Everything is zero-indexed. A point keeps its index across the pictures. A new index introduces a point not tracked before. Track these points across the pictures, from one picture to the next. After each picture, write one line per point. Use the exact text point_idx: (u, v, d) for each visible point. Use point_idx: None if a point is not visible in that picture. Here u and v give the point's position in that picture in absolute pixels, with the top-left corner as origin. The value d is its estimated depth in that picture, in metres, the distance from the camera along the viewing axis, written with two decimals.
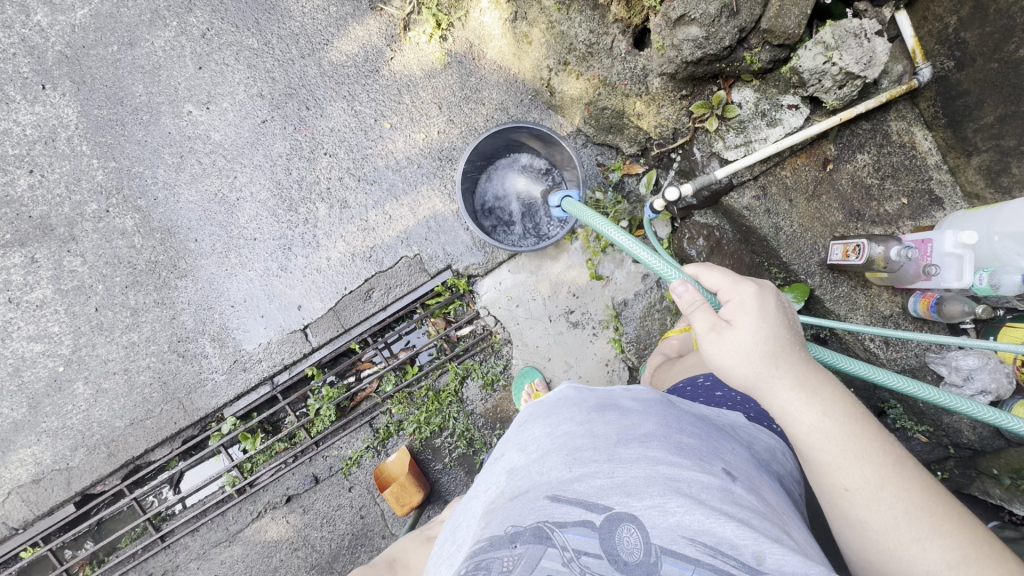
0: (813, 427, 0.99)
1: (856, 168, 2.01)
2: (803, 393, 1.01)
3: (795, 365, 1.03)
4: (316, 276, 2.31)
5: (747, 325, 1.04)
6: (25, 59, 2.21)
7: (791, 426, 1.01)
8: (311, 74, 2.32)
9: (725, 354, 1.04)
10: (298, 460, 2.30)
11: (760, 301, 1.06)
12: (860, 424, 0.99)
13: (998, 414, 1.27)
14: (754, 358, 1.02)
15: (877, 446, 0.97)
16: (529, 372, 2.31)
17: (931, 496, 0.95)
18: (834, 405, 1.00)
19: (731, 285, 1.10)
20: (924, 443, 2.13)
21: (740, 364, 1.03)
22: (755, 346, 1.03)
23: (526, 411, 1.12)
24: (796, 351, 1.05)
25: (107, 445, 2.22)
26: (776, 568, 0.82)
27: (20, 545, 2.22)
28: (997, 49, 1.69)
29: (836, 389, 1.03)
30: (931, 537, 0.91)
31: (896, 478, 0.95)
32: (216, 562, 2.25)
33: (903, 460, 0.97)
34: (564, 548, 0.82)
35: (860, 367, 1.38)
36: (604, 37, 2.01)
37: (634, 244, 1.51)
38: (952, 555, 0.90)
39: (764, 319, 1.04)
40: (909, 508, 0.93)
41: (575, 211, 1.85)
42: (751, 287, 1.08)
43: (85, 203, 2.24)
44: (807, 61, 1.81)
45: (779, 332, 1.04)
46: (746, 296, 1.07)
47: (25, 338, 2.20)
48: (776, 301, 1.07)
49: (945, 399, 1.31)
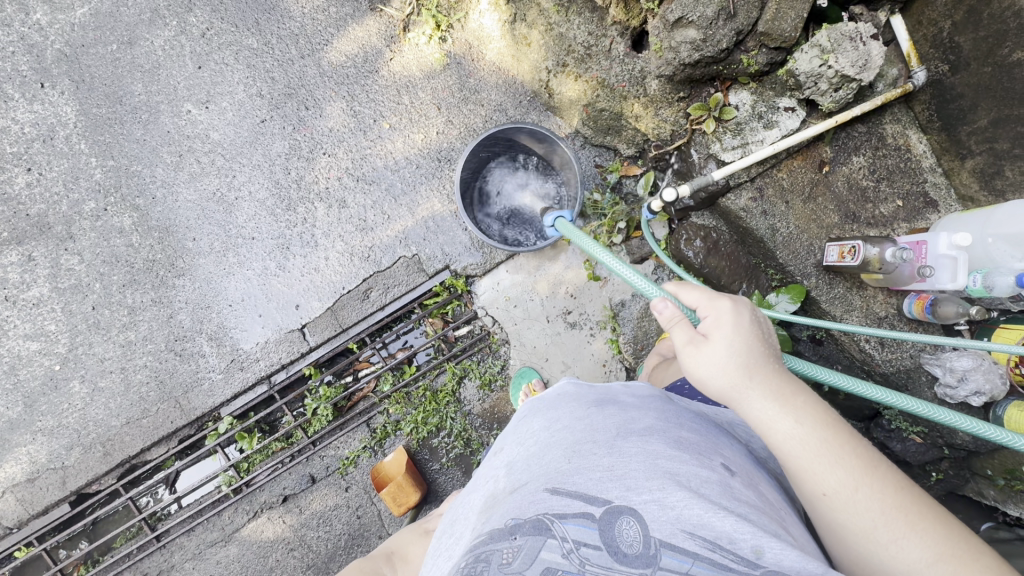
0: (789, 435, 0.99)
1: (852, 171, 2.03)
2: (778, 403, 1.01)
3: (770, 376, 1.04)
4: (315, 276, 2.31)
5: (720, 339, 1.06)
6: (24, 58, 2.21)
7: (768, 434, 1.02)
8: (310, 74, 2.32)
9: (700, 367, 1.07)
10: (295, 460, 2.29)
11: (734, 316, 1.08)
12: (833, 429, 1.00)
13: (974, 423, 1.28)
14: (727, 370, 1.04)
15: (851, 450, 0.98)
16: (527, 372, 2.30)
17: (908, 497, 0.95)
18: (806, 411, 1.01)
19: (707, 300, 1.12)
20: (919, 444, 2.07)
21: (714, 377, 1.05)
22: (731, 361, 1.04)
23: (526, 406, 1.15)
24: (771, 362, 1.06)
25: (103, 444, 2.21)
26: (775, 562, 0.81)
27: (14, 545, 2.21)
28: (991, 53, 1.71)
29: (810, 396, 1.04)
30: (909, 537, 0.92)
31: (869, 480, 0.95)
32: (211, 562, 2.24)
33: (877, 461, 0.98)
34: (563, 539, 0.83)
35: (840, 378, 1.37)
36: (603, 39, 2.03)
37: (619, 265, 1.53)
38: (929, 553, 0.90)
39: (738, 334, 1.06)
40: (885, 509, 0.93)
41: (569, 233, 1.87)
42: (726, 303, 1.09)
43: (83, 201, 2.24)
44: (803, 64, 1.82)
45: (752, 345, 1.06)
46: (721, 312, 1.09)
47: (21, 337, 2.19)
48: (751, 316, 1.09)
49: (924, 409, 1.32)
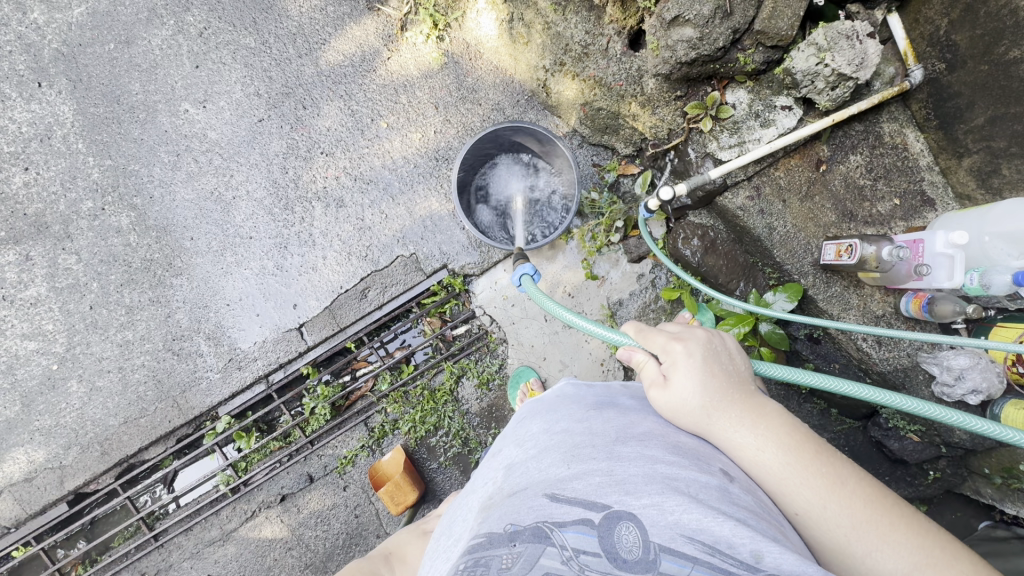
0: (754, 462, 1.01)
1: (849, 169, 2.03)
2: (742, 431, 1.04)
3: (731, 408, 1.06)
4: (313, 275, 2.31)
5: (677, 380, 1.10)
6: (21, 57, 2.21)
7: (737, 462, 1.04)
8: (307, 73, 2.32)
9: (664, 410, 1.11)
10: (292, 459, 2.29)
11: (688, 357, 1.11)
12: (796, 449, 1.01)
13: (964, 418, 1.26)
14: (686, 410, 1.08)
15: (817, 468, 0.98)
16: (524, 372, 2.30)
17: (880, 508, 0.95)
18: (769, 436, 1.03)
19: (663, 344, 1.16)
20: (916, 442, 2.06)
21: (677, 417, 1.09)
22: (688, 401, 1.08)
23: (526, 408, 1.18)
24: (731, 393, 1.08)
25: (101, 444, 2.21)
26: (775, 566, 0.79)
27: (13, 544, 2.21)
28: (987, 52, 1.71)
29: (773, 420, 1.06)
30: (882, 548, 0.91)
31: (838, 496, 0.95)
32: (209, 561, 2.24)
33: (846, 476, 0.98)
34: (562, 546, 0.81)
35: (824, 380, 1.35)
36: (600, 38, 2.02)
37: (587, 322, 1.54)
38: (904, 562, 0.89)
39: (693, 373, 1.09)
40: (856, 523, 0.93)
41: (535, 294, 1.79)
42: (678, 345, 1.13)
43: (80, 201, 2.24)
44: (800, 63, 1.81)
45: (707, 381, 1.08)
46: (675, 355, 1.12)
47: (19, 336, 2.19)
48: (704, 352, 1.13)
49: (910, 405, 1.31)
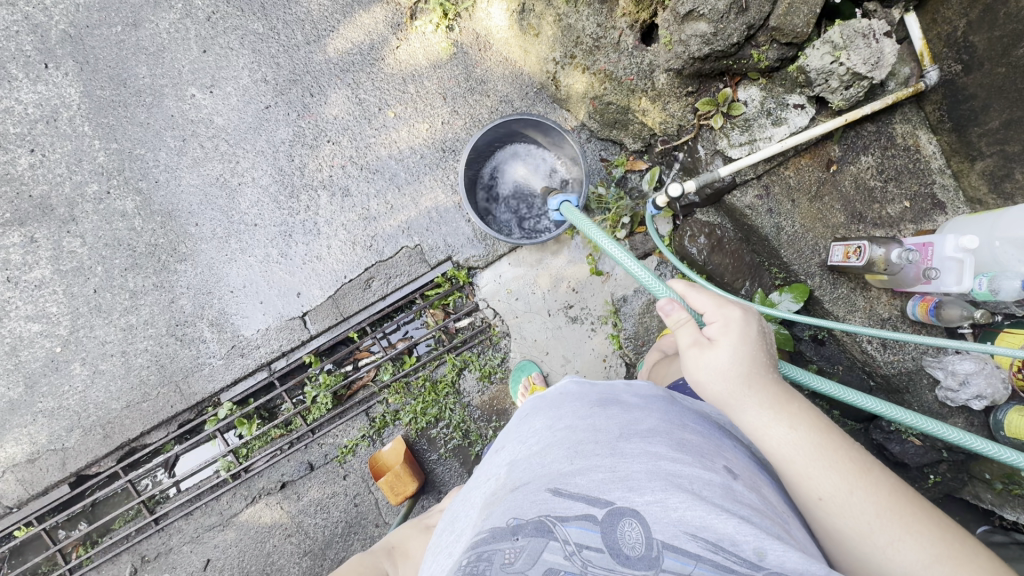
0: (783, 441, 1.01)
1: (860, 170, 2.01)
2: (773, 410, 1.04)
3: (766, 383, 1.06)
4: (317, 264, 2.31)
5: (727, 345, 1.08)
6: (27, 38, 2.20)
7: (764, 440, 1.03)
8: (315, 61, 2.31)
9: (703, 369, 1.09)
10: (293, 447, 2.30)
11: (743, 326, 1.10)
12: (825, 433, 1.02)
13: (963, 436, 1.30)
14: (729, 375, 1.06)
15: (845, 455, 0.99)
16: (527, 366, 2.29)
17: (902, 500, 0.96)
18: (800, 418, 1.03)
19: (715, 308, 1.14)
20: (918, 446, 2.08)
21: (714, 380, 1.08)
22: (730, 368, 1.07)
23: (529, 404, 1.17)
24: (770, 372, 1.08)
25: (103, 427, 2.22)
26: (777, 564, 0.80)
27: (15, 524, 2.22)
28: (1005, 54, 1.69)
29: (804, 405, 1.06)
30: (906, 539, 0.92)
31: (864, 484, 0.96)
32: (209, 545, 2.25)
33: (872, 467, 0.99)
34: (565, 542, 0.81)
35: (829, 387, 1.36)
36: (613, 30, 1.99)
37: (626, 257, 1.52)
38: (925, 555, 0.91)
39: (743, 341, 1.08)
40: (880, 512, 0.94)
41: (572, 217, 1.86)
42: (735, 311, 1.12)
43: (85, 183, 2.23)
44: (814, 61, 1.79)
45: (755, 353, 1.08)
46: (729, 319, 1.11)
47: (23, 318, 2.20)
48: (757, 326, 1.12)
49: (912, 420, 1.33)
